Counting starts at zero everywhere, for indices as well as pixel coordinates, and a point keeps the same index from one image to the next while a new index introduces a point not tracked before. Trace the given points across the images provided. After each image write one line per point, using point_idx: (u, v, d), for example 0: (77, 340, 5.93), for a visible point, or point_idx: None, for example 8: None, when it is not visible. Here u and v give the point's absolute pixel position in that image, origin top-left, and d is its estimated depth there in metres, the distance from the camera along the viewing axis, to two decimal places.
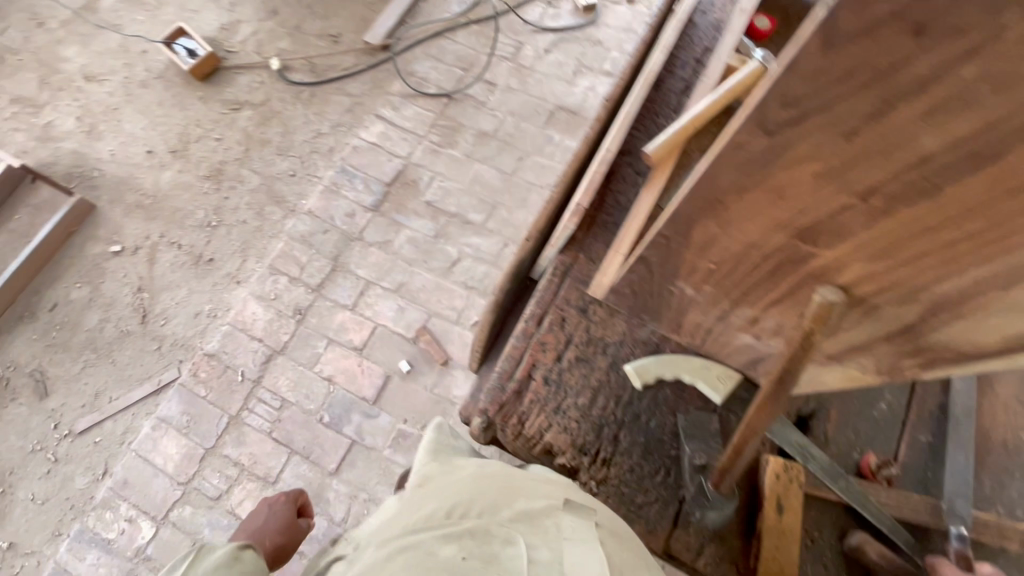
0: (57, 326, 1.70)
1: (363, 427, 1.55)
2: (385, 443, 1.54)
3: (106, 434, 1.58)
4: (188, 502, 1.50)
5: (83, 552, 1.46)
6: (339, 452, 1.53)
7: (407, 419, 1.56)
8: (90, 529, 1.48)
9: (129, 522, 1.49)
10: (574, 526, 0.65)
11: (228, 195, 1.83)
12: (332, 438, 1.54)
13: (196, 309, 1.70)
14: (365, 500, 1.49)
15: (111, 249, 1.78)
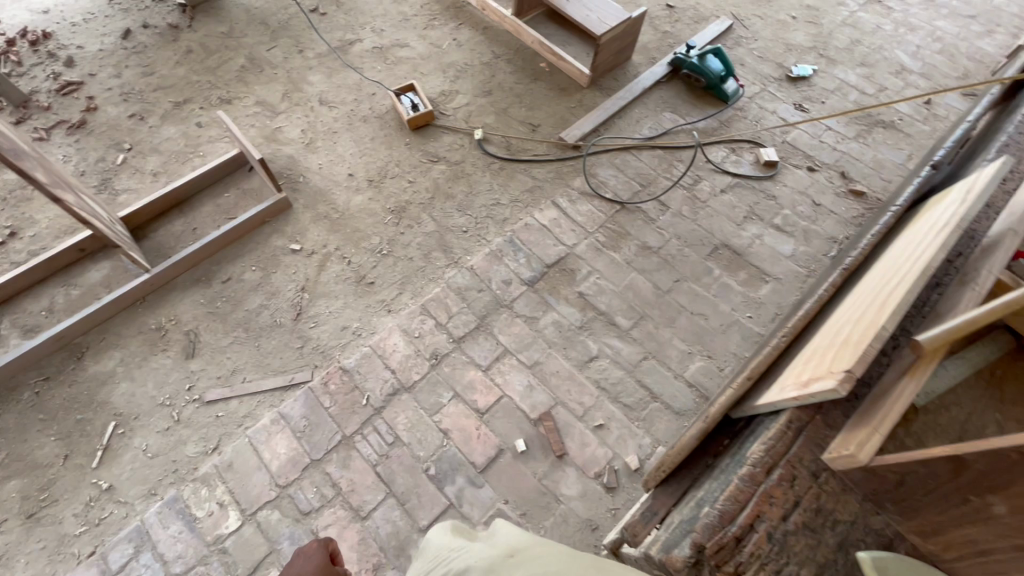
0: (224, 298, 1.84)
1: (464, 492, 1.51)
2: (481, 517, 1.48)
3: (229, 412, 1.64)
4: (277, 507, 1.49)
5: (169, 521, 1.47)
6: (434, 509, 1.49)
7: (509, 500, 1.51)
8: (183, 500, 1.50)
9: (219, 506, 1.49)
10: None
11: (405, 231, 1.99)
12: (432, 493, 1.51)
13: (344, 323, 1.80)
14: None
15: (291, 245, 1.95)
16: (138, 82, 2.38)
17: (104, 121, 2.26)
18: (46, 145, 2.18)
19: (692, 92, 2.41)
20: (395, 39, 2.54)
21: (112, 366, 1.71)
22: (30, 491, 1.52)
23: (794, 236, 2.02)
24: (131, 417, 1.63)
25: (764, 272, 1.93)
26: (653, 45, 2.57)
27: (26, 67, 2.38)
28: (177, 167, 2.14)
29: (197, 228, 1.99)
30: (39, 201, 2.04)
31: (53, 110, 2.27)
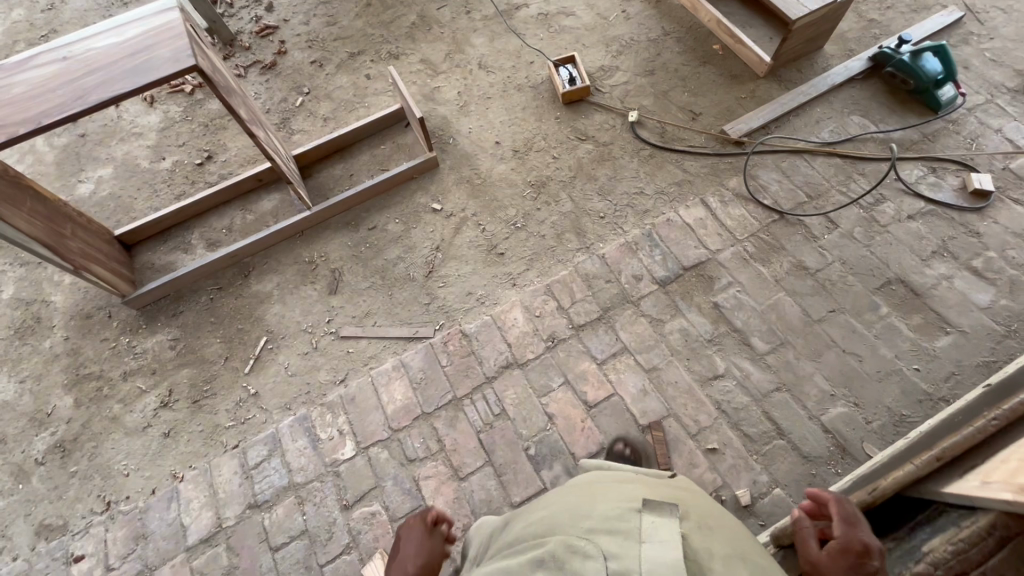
0: (367, 244, 1.98)
1: (560, 480, 1.51)
2: None
3: (358, 350, 1.78)
4: (387, 448, 1.60)
5: (298, 435, 1.65)
6: (528, 489, 1.51)
7: None
8: (311, 420, 1.67)
9: (339, 434, 1.64)
10: (649, 526, 0.84)
11: (541, 208, 1.97)
12: (528, 473, 1.53)
13: (470, 288, 1.84)
14: None
15: (432, 205, 2.03)
16: (321, 30, 2.57)
17: (290, 65, 2.48)
18: (243, 82, 2.45)
19: (892, 95, 2.06)
20: (562, 7, 2.46)
21: (270, 288, 1.93)
22: (198, 380, 1.79)
23: (996, 286, 1.68)
24: (279, 336, 1.83)
25: (947, 321, 1.63)
26: (853, 35, 2.22)
27: (236, 9, 2.68)
28: (344, 115, 2.31)
29: (353, 175, 2.14)
30: (232, 131, 2.32)
31: (252, 50, 2.55)
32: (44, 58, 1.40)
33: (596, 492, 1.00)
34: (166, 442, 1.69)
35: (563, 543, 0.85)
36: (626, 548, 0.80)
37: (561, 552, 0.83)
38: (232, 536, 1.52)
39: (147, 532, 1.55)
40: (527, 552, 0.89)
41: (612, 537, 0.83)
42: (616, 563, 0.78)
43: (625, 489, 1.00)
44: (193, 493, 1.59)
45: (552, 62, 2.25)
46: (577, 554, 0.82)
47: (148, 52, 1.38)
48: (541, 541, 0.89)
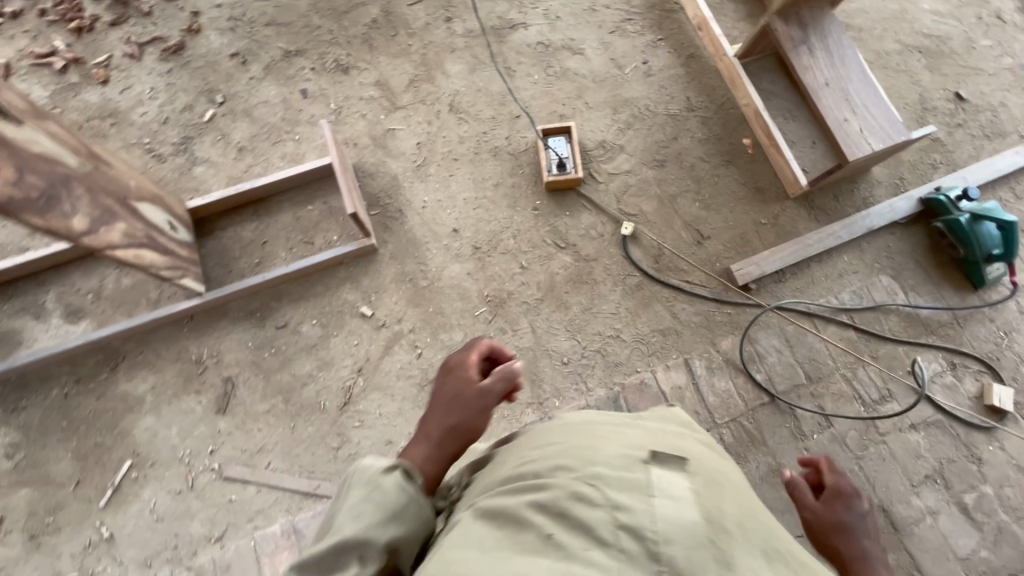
0: (273, 349, 1.58)
1: None
2: None
3: (243, 499, 1.46)
4: None
5: None
6: None
7: None
8: None
9: None
10: (662, 477, 0.62)
11: (494, 336, 1.60)
12: None
13: (391, 436, 1.52)
14: None
15: (361, 307, 1.62)
16: (252, 4, 1.94)
17: (202, 51, 1.88)
18: (136, 67, 1.85)
19: (932, 255, 1.72)
20: (568, 38, 1.90)
21: (141, 391, 1.54)
22: (38, 507, 1.45)
23: (982, 532, 1.49)
24: (146, 463, 1.48)
25: (920, 569, 1.45)
26: (908, 159, 1.81)
27: None
28: (265, 147, 1.78)
29: (268, 242, 1.69)
30: (114, 144, 1.77)
31: (153, 18, 1.91)
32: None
33: (597, 432, 0.80)
34: None
35: (554, 495, 0.62)
36: (637, 499, 0.58)
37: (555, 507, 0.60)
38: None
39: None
40: (517, 499, 0.64)
41: (615, 478, 0.62)
42: (626, 512, 0.56)
43: (634, 432, 0.80)
44: None
45: (540, 131, 1.76)
46: (578, 511, 0.59)
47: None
48: (535, 481, 0.67)
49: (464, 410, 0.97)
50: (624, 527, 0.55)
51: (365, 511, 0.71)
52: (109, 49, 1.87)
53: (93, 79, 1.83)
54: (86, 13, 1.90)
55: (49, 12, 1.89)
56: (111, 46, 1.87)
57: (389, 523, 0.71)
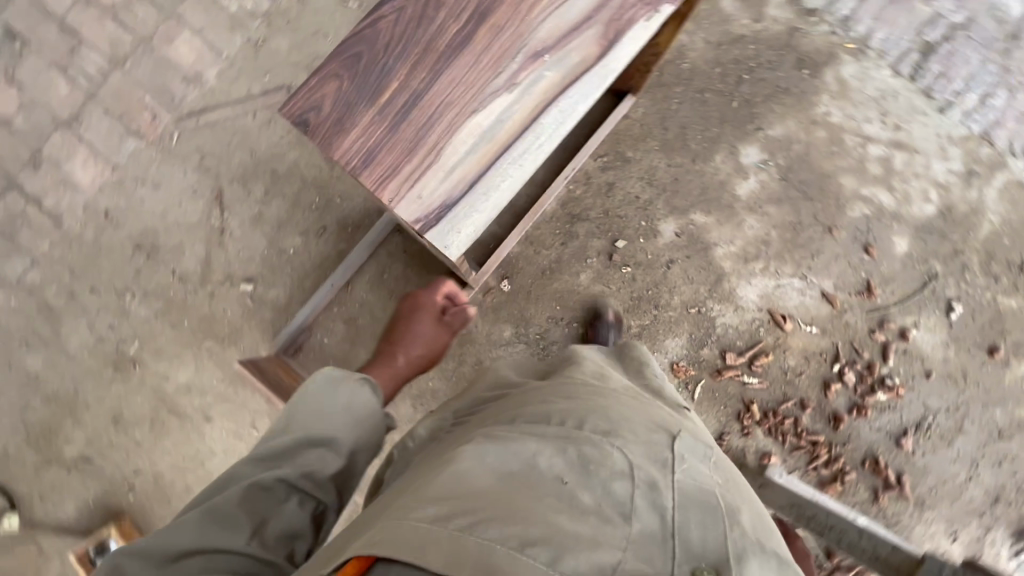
0: (311, 205, 1.57)
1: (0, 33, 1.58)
2: None
3: (256, 78, 1.59)
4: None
5: None
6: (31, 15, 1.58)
7: None
8: None
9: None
10: (689, 470, 0.75)
11: (108, 325, 1.52)
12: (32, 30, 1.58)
13: (159, 191, 1.55)
14: None
15: (250, 284, 1.54)
16: None
17: None
18: None
19: None
20: None
21: None
22: None
23: None
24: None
25: None
26: None
27: None
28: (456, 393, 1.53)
29: (388, 298, 1.54)
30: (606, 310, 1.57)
31: None
32: (557, 67, 0.79)
33: (605, 400, 0.90)
34: None
35: (581, 447, 0.73)
36: (655, 470, 0.71)
37: (573, 455, 0.71)
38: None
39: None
40: (540, 429, 0.77)
41: (642, 452, 0.74)
42: (650, 479, 0.69)
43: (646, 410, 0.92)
44: None
45: None
46: (596, 464, 0.70)
47: (343, 116, 0.76)
48: (564, 426, 0.79)
49: (425, 346, 1.31)
50: (650, 495, 0.66)
51: (323, 415, 0.90)
52: (698, 403, 1.55)
53: (685, 363, 1.57)
54: (757, 430, 1.54)
55: (793, 408, 1.55)
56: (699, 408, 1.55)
57: (346, 420, 0.92)
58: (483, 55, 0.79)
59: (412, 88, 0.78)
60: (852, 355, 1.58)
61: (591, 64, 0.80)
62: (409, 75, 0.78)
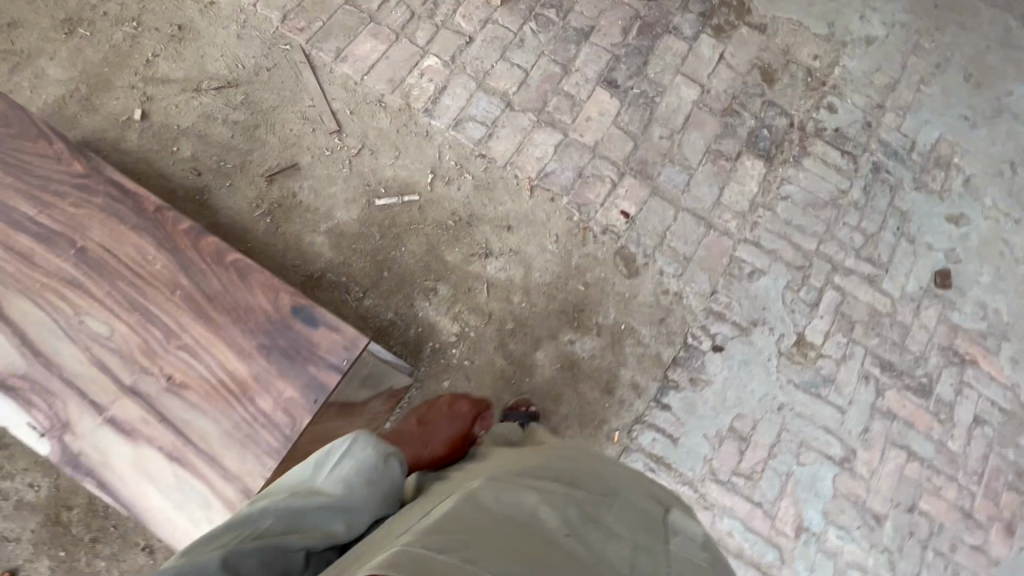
0: (219, 159, 1.63)
1: None
2: None
3: (345, 102, 1.72)
4: (413, 30, 1.79)
5: (444, 103, 1.74)
6: None
7: None
8: (426, 100, 1.74)
9: (424, 70, 1.76)
10: None
11: (102, 11, 1.72)
12: None
13: (232, 37, 1.74)
14: None
15: (136, 118, 1.64)
16: None
17: None
18: None
19: None
20: None
21: (323, 233, 1.60)
22: (446, 233, 1.64)
23: None
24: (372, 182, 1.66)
25: None
26: None
27: None
28: None
29: None
30: None
31: None
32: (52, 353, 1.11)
33: (601, 498, 0.83)
34: (511, 219, 1.68)
35: (563, 533, 0.72)
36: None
37: (573, 516, 0.76)
38: (544, 104, 1.77)
39: (577, 168, 1.72)
40: (539, 509, 0.74)
41: (606, 545, 0.74)
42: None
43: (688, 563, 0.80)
44: (533, 160, 1.72)
45: None
46: (597, 533, 0.75)
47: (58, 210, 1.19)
48: (536, 506, 0.75)
49: None
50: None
51: (338, 479, 0.80)
52: None
53: None
54: None
55: None
56: None
57: (342, 494, 0.79)
58: (77, 302, 1.14)
59: (65, 246, 1.17)
60: None
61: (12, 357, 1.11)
62: (75, 249, 1.17)
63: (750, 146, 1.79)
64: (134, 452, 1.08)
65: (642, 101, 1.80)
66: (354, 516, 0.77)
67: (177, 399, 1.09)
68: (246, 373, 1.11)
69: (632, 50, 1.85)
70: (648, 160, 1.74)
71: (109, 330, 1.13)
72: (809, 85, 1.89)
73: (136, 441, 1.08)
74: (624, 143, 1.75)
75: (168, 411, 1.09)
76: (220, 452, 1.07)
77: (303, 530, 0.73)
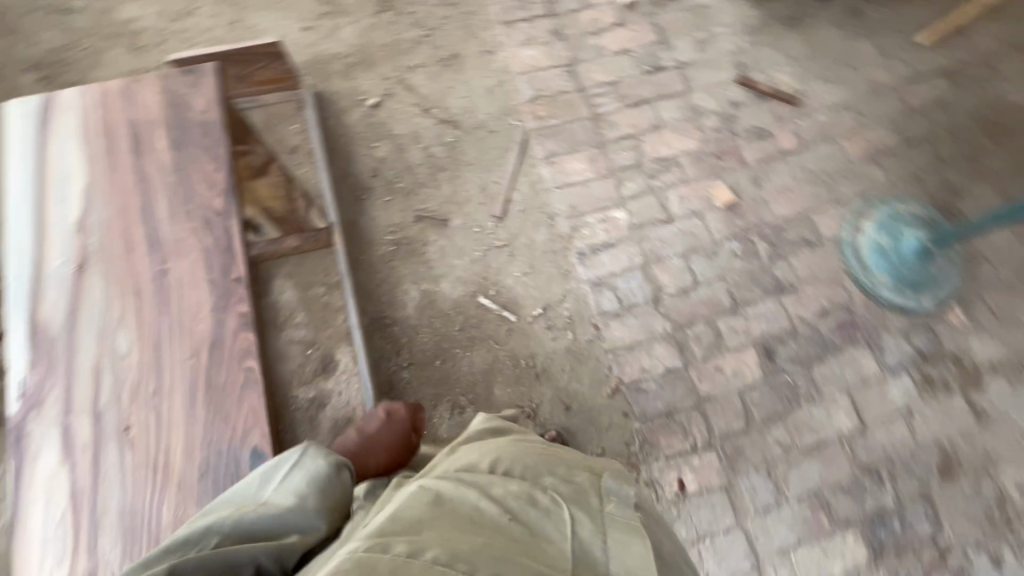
0: (395, 177, 1.74)
1: (674, 56, 1.89)
2: (696, 54, 1.89)
3: (522, 200, 1.73)
4: (626, 179, 1.74)
5: (601, 258, 1.67)
6: (679, 80, 1.85)
7: (694, 35, 1.91)
8: (588, 245, 1.68)
9: (606, 219, 1.71)
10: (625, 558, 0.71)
11: (413, 11, 1.92)
12: (666, 79, 1.85)
13: (484, 88, 1.84)
14: (721, 88, 1.85)
15: (367, 105, 1.81)
16: None
17: None
18: None
19: None
20: None
21: (419, 292, 1.64)
22: (511, 370, 1.58)
23: None
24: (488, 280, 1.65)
25: None
26: None
27: None
28: None
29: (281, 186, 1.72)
30: None
31: None
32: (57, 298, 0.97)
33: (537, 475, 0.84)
34: (574, 402, 1.55)
35: (494, 514, 0.73)
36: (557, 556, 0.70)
37: (512, 500, 0.76)
38: (687, 324, 1.61)
39: (669, 405, 1.53)
40: (473, 494, 0.75)
41: (543, 519, 0.75)
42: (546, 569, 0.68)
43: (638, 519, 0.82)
44: (636, 366, 1.57)
45: None
46: (538, 511, 0.75)
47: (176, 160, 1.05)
48: (472, 491, 0.76)
49: None
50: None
51: (296, 490, 0.80)
52: None
53: None
54: None
55: None
56: None
57: (304, 498, 0.79)
58: (118, 267, 0.98)
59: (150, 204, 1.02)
60: None
61: (37, 308, 0.96)
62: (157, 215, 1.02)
63: (866, 526, 1.44)
64: (32, 463, 0.89)
65: (786, 393, 1.55)
66: (302, 529, 0.76)
67: (111, 445, 0.89)
68: (185, 472, 0.88)
69: (814, 337, 1.60)
70: (745, 453, 1.50)
71: (128, 345, 0.94)
72: (992, 519, 1.44)
73: (64, 465, 0.89)
74: (734, 419, 1.52)
75: (100, 473, 0.88)
76: (102, 539, 0.85)
77: (253, 541, 0.73)
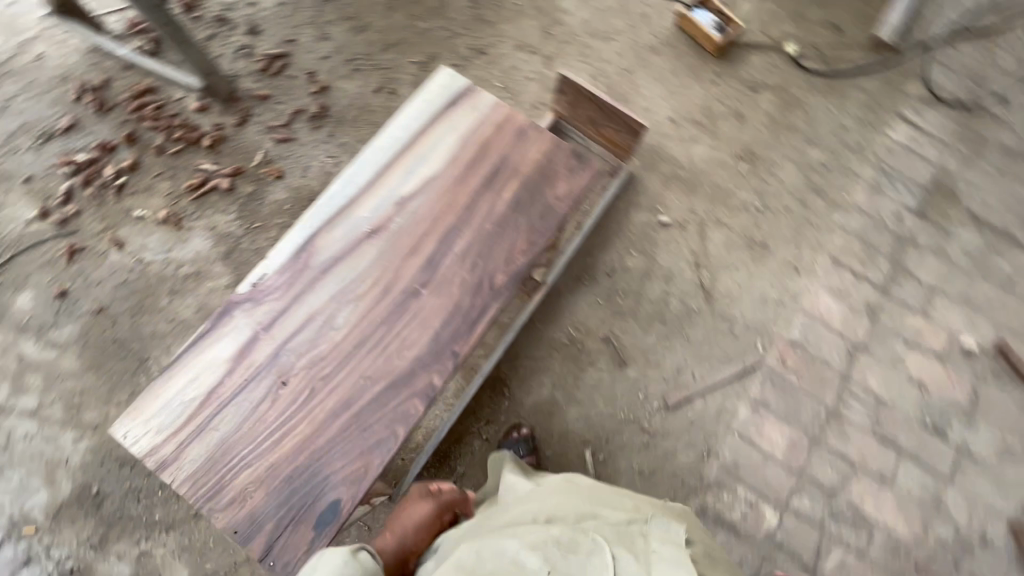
0: (622, 292, 1.67)
1: (965, 435, 1.56)
2: (990, 454, 1.54)
3: (699, 413, 1.56)
4: (805, 491, 1.50)
5: (713, 531, 1.47)
6: (946, 460, 1.53)
7: (1006, 436, 1.56)
8: (715, 508, 1.49)
9: (752, 505, 1.49)
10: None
11: (767, 180, 1.81)
12: (934, 447, 1.54)
13: (762, 294, 1.68)
14: (981, 508, 1.49)
15: (658, 218, 1.76)
16: (351, 41, 1.94)
17: (347, 101, 1.86)
18: (298, 150, 1.80)
19: None
20: None
21: (549, 395, 1.57)
22: None
23: None
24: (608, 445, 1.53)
25: None
26: None
27: (211, 44, 1.91)
28: None
29: None
30: None
31: (276, 98, 1.86)
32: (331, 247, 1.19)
33: (580, 515, 0.88)
34: None
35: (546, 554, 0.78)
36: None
37: (553, 550, 0.77)
38: None
39: None
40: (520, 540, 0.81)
41: (591, 550, 0.79)
42: None
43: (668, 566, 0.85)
44: None
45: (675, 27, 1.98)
46: (583, 547, 0.79)
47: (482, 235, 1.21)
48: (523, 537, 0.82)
49: None
50: None
51: None
52: (259, 150, 1.79)
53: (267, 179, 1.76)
54: (208, 129, 1.80)
55: (174, 144, 1.77)
56: (258, 146, 1.80)
57: None
58: (377, 274, 1.18)
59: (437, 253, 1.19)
60: (106, 192, 1.72)
61: (317, 244, 1.19)
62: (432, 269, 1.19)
63: None
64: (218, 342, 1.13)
65: None
66: None
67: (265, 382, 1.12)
68: (277, 450, 1.08)
69: None
70: None
71: (333, 330, 1.15)
72: None
73: (229, 365, 1.13)
74: None
75: (240, 392, 1.11)
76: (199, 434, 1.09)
77: None
